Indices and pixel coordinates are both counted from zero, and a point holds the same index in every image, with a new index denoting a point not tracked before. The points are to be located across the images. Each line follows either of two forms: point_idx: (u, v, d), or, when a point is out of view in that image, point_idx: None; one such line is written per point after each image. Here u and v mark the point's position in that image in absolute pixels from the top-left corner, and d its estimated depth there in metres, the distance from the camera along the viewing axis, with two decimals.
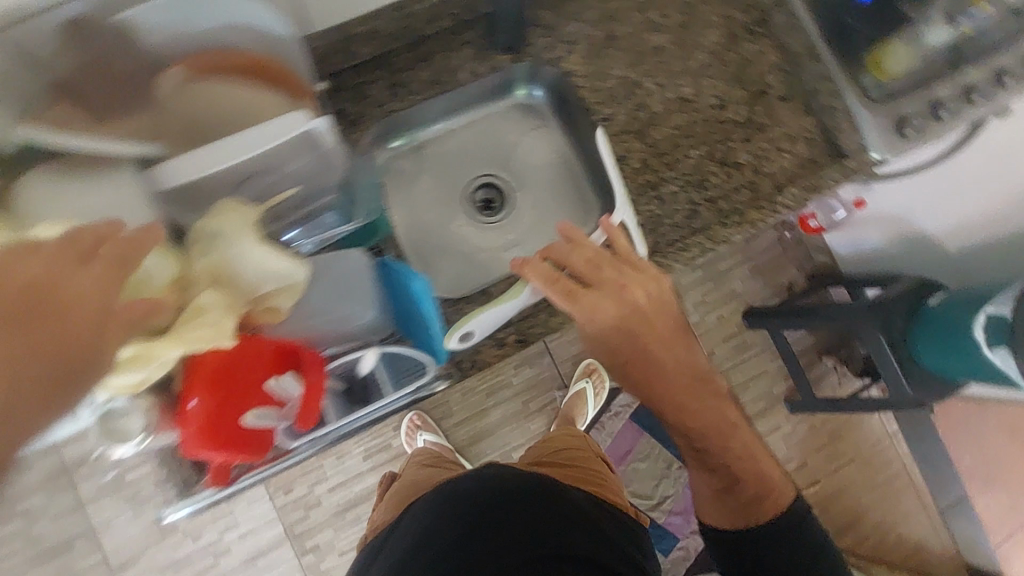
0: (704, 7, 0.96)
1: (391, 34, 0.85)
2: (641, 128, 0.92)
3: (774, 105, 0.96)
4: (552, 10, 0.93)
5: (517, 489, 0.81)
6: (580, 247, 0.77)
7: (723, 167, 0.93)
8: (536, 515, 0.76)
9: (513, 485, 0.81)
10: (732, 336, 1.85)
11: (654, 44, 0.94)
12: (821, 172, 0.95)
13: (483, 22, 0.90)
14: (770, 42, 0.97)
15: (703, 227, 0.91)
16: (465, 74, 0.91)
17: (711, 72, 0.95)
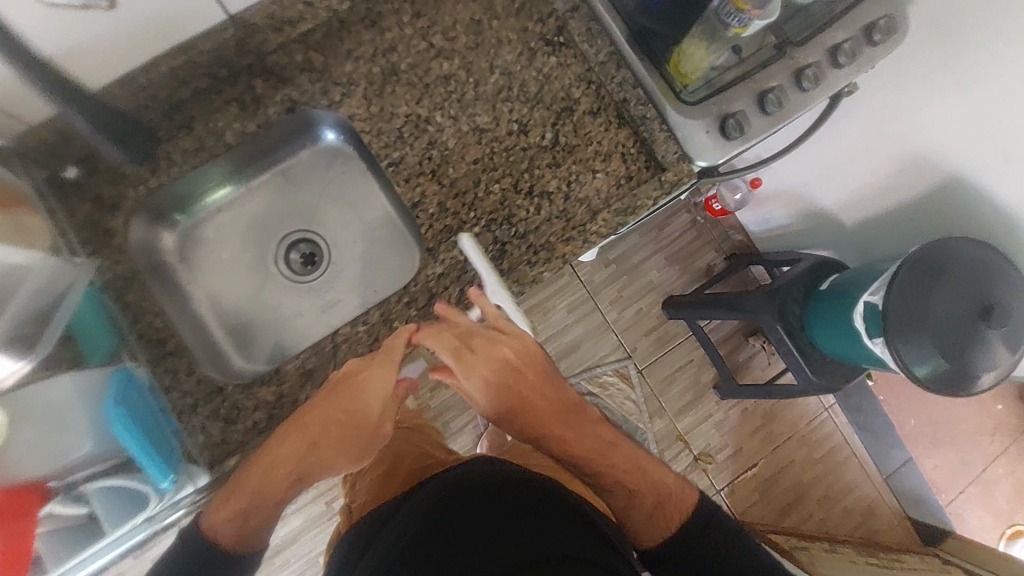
0: (493, 23, 0.88)
1: (135, 108, 0.78)
2: (434, 168, 0.85)
3: (582, 121, 0.88)
4: (322, 51, 0.85)
5: (479, 487, 0.68)
6: (391, 353, 0.76)
7: (531, 199, 0.86)
8: (503, 516, 0.64)
9: (473, 484, 0.69)
10: (654, 329, 1.78)
11: (440, 73, 0.86)
12: (639, 189, 0.87)
13: (244, 77, 0.83)
14: (571, 54, 0.89)
15: (510, 268, 0.84)
16: (234, 134, 0.83)
17: (508, 96, 0.87)
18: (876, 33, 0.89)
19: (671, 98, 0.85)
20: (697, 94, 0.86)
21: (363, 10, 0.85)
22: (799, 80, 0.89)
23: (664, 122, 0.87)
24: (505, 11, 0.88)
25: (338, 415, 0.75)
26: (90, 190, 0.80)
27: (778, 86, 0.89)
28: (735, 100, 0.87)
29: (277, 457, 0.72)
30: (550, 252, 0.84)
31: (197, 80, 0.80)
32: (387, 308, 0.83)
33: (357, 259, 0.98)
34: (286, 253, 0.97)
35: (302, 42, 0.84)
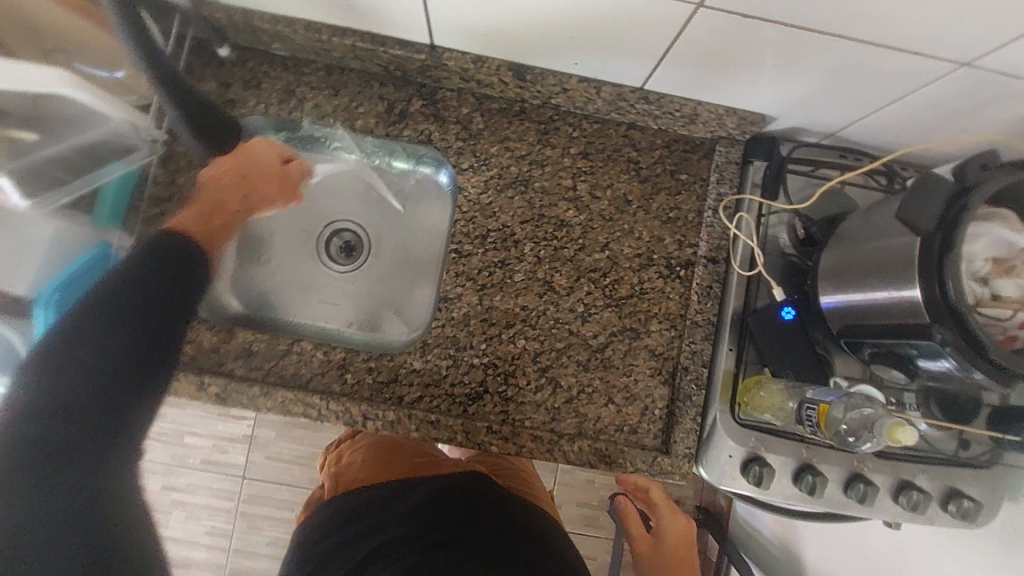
0: (639, 213, 0.84)
1: (305, 47, 0.80)
2: (485, 285, 0.83)
3: (637, 352, 0.83)
4: (486, 119, 0.84)
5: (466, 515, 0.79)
6: (647, 220, 0.84)
7: (538, 376, 0.82)
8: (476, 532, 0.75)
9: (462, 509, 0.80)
10: (589, 505, 1.55)
11: (559, 214, 0.83)
12: (634, 451, 0.80)
13: (411, 90, 0.83)
14: (679, 290, 0.83)
15: (471, 416, 0.80)
16: (363, 125, 0.83)
17: (596, 279, 0.83)
18: (953, 505, 0.79)
19: (725, 396, 0.79)
20: (754, 419, 0.78)
21: (547, 115, 0.84)
22: (848, 486, 0.79)
23: (702, 417, 0.81)
24: (656, 212, 0.83)
25: (229, 170, 0.73)
26: (223, 75, 0.82)
27: (827, 474, 0.80)
28: (774, 453, 0.78)
29: (609, 245, 0.83)
30: (512, 433, 0.80)
31: (372, 65, 0.82)
32: (353, 356, 0.82)
33: (378, 291, 0.93)
34: (330, 236, 0.95)
35: (479, 101, 0.84)
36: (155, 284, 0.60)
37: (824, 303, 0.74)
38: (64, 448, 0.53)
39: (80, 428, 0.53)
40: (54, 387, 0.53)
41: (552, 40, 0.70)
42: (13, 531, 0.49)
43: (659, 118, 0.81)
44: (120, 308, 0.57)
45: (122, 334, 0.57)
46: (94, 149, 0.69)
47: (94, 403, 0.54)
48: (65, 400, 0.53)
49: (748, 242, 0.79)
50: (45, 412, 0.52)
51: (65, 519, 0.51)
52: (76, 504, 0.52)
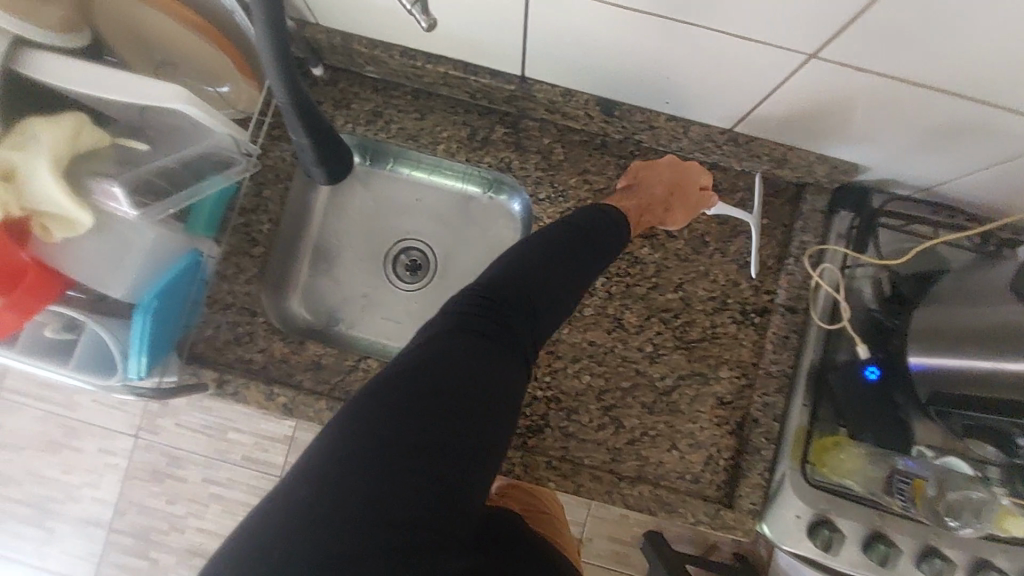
0: (716, 255, 0.82)
1: (396, 71, 0.81)
2: (554, 317, 0.82)
3: (705, 398, 0.80)
4: (567, 151, 0.83)
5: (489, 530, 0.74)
6: (724, 263, 0.82)
7: (601, 415, 0.80)
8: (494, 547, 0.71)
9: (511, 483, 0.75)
10: (622, 541, 1.51)
11: (634, 251, 0.82)
12: (694, 500, 0.78)
13: (494, 118, 0.84)
14: (752, 337, 0.80)
15: (530, 449, 0.79)
16: (444, 149, 0.84)
17: (668, 319, 0.81)
18: None
19: (796, 454, 0.76)
20: (823, 482, 0.76)
21: (629, 150, 0.83)
22: (922, 560, 0.75)
23: (769, 472, 0.78)
24: (734, 255, 0.81)
25: (669, 179, 0.76)
26: (314, 93, 0.84)
27: (900, 545, 0.75)
28: (844, 516, 0.75)
29: (682, 285, 0.82)
30: (572, 470, 0.79)
31: (460, 92, 0.83)
32: None
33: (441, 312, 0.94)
34: (397, 254, 0.95)
35: (561, 132, 0.84)
36: (545, 262, 0.65)
37: (912, 365, 0.69)
38: (354, 503, 0.47)
39: (370, 505, 0.47)
40: (350, 441, 0.50)
41: (649, 79, 0.70)
42: (292, 543, 0.45)
43: (746, 161, 0.79)
44: (440, 370, 0.55)
45: (465, 361, 0.56)
46: (196, 164, 0.71)
47: (417, 419, 0.52)
48: (349, 483, 0.48)
49: (830, 292, 0.76)
50: (314, 489, 0.47)
51: (375, 527, 0.47)
52: (377, 535, 0.47)
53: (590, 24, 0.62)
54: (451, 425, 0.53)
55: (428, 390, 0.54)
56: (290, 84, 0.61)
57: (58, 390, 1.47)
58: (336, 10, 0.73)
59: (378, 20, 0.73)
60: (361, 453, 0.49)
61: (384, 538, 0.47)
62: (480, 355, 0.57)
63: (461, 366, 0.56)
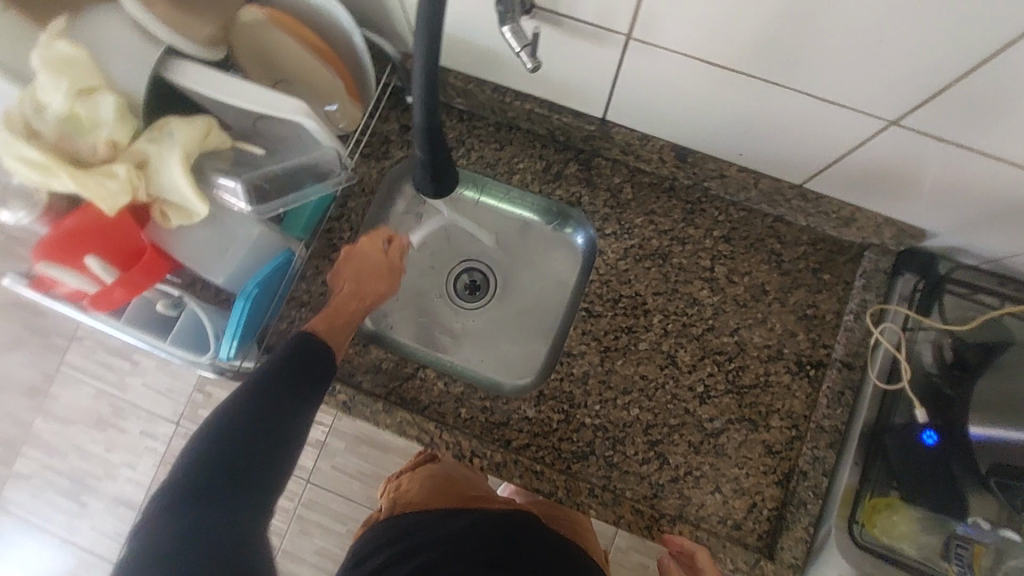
0: (774, 304, 0.83)
1: (484, 104, 0.88)
2: (609, 348, 0.84)
3: (754, 445, 0.81)
4: (636, 191, 0.88)
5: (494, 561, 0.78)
6: (782, 313, 0.83)
7: (646, 449, 0.81)
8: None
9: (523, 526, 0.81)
10: None
11: (692, 292, 0.85)
12: (733, 547, 0.77)
13: (570, 154, 0.89)
14: (806, 389, 0.81)
15: (574, 474, 0.81)
16: (519, 179, 0.90)
17: (721, 362, 0.83)
18: None
19: (844, 512, 0.75)
20: (875, 544, 0.74)
21: (695, 196, 0.87)
22: None
23: (815, 528, 0.77)
24: (792, 306, 0.83)
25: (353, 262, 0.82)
26: (406, 118, 0.92)
27: None
28: None
29: (739, 331, 0.83)
30: (613, 500, 0.79)
31: (540, 128, 0.89)
32: (471, 392, 0.85)
33: (496, 333, 0.97)
34: (460, 273, 1.00)
35: (630, 173, 0.88)
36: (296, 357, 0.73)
37: (973, 435, 0.71)
38: (203, 512, 0.61)
39: (188, 529, 0.60)
40: (196, 477, 0.63)
41: (725, 131, 0.74)
42: (167, 539, 0.59)
43: (812, 216, 0.81)
44: (292, 360, 0.73)
45: (310, 344, 0.74)
46: (300, 174, 0.78)
47: (274, 422, 0.68)
48: (207, 480, 0.63)
49: (890, 350, 0.78)
50: (196, 495, 0.62)
51: (197, 518, 0.61)
52: (225, 537, 0.61)
53: (678, 75, 0.67)
54: (281, 439, 0.69)
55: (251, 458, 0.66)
56: (431, 86, 0.55)
57: (115, 368, 1.55)
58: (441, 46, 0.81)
59: (477, 58, 0.80)
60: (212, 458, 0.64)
61: (227, 561, 0.60)
62: (315, 354, 0.74)
63: (290, 357, 0.73)
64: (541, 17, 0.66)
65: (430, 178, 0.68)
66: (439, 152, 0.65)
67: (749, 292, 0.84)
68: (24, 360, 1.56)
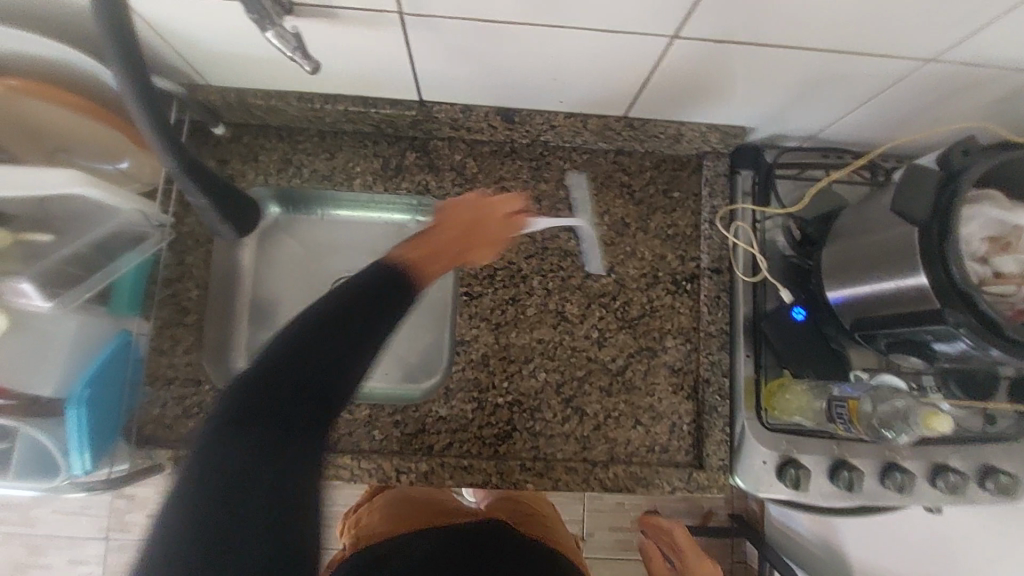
0: (639, 234, 0.85)
1: (296, 117, 0.82)
2: (500, 324, 0.84)
3: (658, 370, 0.83)
4: (481, 164, 0.86)
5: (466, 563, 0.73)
6: (648, 239, 0.85)
7: (563, 407, 0.82)
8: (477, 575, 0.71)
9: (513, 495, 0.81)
10: (622, 529, 1.51)
11: (562, 245, 0.85)
12: (666, 471, 0.81)
13: (404, 143, 0.86)
14: (687, 304, 0.84)
15: (503, 456, 0.81)
16: (360, 183, 0.85)
17: (607, 303, 0.84)
18: (991, 482, 0.80)
19: (750, 403, 0.81)
20: (780, 423, 0.80)
21: (538, 152, 0.86)
22: (884, 477, 0.79)
23: (730, 426, 0.81)
24: (655, 231, 0.85)
25: None
26: (220, 153, 0.84)
27: (861, 467, 0.80)
28: (805, 452, 0.80)
29: (614, 268, 0.85)
30: (546, 467, 0.80)
31: (365, 126, 0.84)
32: (379, 412, 0.82)
33: None
34: None
35: (470, 146, 0.86)
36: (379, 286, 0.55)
37: (833, 299, 0.76)
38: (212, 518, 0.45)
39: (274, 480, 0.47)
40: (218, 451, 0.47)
41: (540, 81, 0.73)
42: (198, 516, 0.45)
43: (648, 141, 0.84)
44: (307, 368, 0.51)
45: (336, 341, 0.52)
46: (108, 245, 0.70)
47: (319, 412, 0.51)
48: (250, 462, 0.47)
49: (747, 248, 0.82)
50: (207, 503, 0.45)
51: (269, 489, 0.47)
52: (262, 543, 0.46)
53: (468, 39, 0.65)
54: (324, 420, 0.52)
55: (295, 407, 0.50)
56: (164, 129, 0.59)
57: (8, 508, 1.37)
58: (226, 68, 0.74)
59: (267, 70, 0.74)
60: (249, 446, 0.48)
61: None
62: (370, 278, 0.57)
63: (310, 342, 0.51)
64: (306, 14, 0.61)
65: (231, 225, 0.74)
66: (224, 195, 0.70)
67: (612, 229, 0.85)
68: None
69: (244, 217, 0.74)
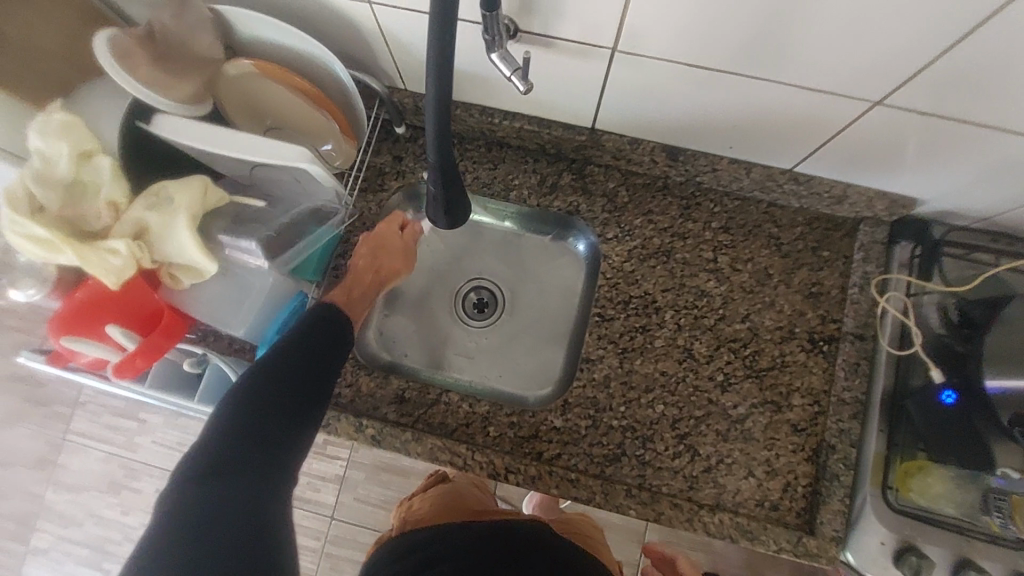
0: (781, 286, 0.85)
1: (471, 127, 0.90)
2: (627, 350, 0.86)
3: (780, 425, 0.82)
4: (631, 194, 0.89)
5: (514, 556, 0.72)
6: (790, 293, 0.85)
7: (676, 443, 0.83)
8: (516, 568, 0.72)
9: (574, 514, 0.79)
10: None
11: (700, 284, 0.87)
12: (776, 529, 0.79)
13: (562, 164, 0.91)
14: (821, 365, 0.83)
15: (610, 477, 0.82)
16: (515, 194, 0.91)
17: (737, 349, 0.85)
18: None
19: (876, 479, 0.78)
20: (907, 505, 0.77)
21: (690, 191, 0.89)
22: None
23: (849, 498, 0.79)
24: (798, 286, 0.85)
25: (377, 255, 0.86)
26: (397, 149, 0.93)
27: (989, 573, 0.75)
28: (929, 543, 0.76)
29: (750, 316, 0.85)
30: (652, 498, 0.81)
31: (530, 143, 0.90)
32: (497, 410, 0.86)
33: (510, 349, 0.97)
34: (467, 291, 1.01)
35: (623, 176, 0.90)
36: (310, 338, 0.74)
37: (990, 389, 0.71)
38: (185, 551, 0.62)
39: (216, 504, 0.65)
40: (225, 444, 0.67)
41: (714, 125, 0.76)
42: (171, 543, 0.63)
43: (805, 197, 0.85)
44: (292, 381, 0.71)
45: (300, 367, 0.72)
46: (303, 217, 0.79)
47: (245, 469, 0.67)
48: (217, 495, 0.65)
49: (898, 317, 0.81)
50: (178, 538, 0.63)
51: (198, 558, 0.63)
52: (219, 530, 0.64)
53: (663, 77, 0.69)
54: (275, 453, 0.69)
55: (263, 458, 0.68)
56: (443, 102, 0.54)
57: (122, 430, 1.52)
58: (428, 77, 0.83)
59: (463, 83, 0.82)
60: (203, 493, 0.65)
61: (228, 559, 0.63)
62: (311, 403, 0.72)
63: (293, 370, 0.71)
64: (525, 39, 0.67)
65: (441, 210, 0.68)
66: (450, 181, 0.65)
67: (753, 276, 0.86)
68: (29, 433, 1.53)
69: (455, 208, 0.70)
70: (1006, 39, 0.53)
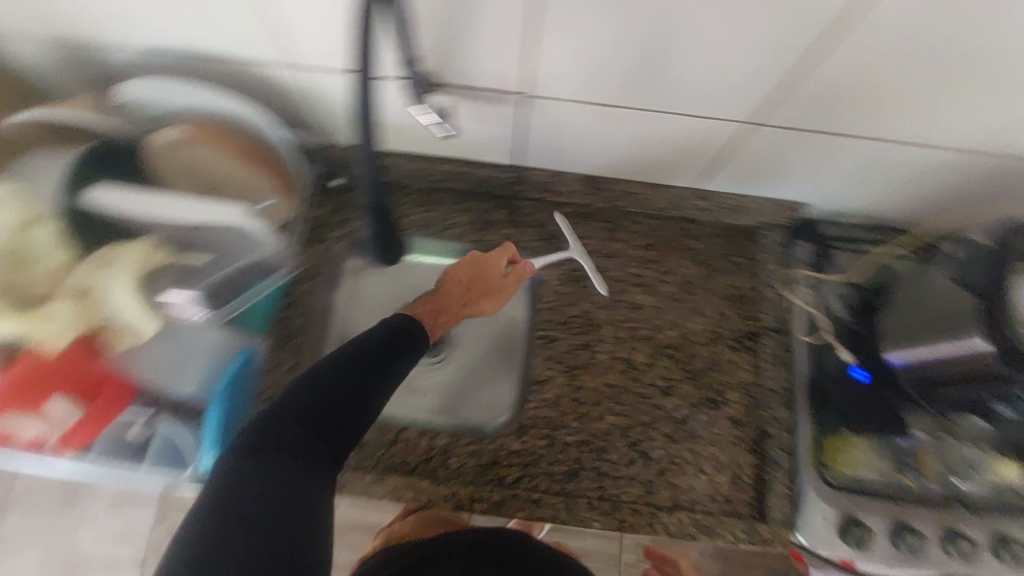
0: (704, 292, 0.93)
1: (405, 174, 0.95)
2: (573, 368, 0.91)
3: (721, 420, 0.88)
4: (561, 222, 0.96)
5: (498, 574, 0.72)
6: (711, 299, 0.93)
7: (630, 451, 0.87)
8: None
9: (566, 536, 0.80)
10: None
11: (632, 298, 0.94)
12: (730, 521, 0.83)
13: (494, 200, 0.98)
14: (749, 361, 0.91)
15: (571, 492, 0.84)
16: (453, 232, 0.96)
17: (674, 354, 0.91)
18: None
19: (811, 458, 0.85)
20: (837, 478, 0.83)
21: (612, 215, 0.97)
22: (947, 543, 0.81)
23: (791, 481, 0.85)
24: (718, 290, 0.93)
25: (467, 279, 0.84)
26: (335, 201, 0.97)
27: (923, 531, 0.81)
28: (866, 511, 0.82)
29: (680, 323, 0.92)
30: (613, 507, 0.84)
31: (463, 184, 0.96)
32: (456, 441, 0.87)
33: (464, 382, 1.00)
34: None
35: (552, 207, 0.97)
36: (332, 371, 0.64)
37: (894, 362, 0.78)
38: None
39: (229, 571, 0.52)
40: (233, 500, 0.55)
41: (623, 152, 0.85)
42: None
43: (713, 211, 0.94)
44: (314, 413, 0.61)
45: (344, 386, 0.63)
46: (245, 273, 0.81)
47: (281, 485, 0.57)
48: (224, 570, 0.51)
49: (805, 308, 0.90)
50: None
51: None
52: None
53: (569, 114, 0.77)
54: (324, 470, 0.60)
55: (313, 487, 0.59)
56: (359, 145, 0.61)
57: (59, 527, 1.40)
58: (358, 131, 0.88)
59: (392, 134, 0.88)
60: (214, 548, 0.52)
61: None
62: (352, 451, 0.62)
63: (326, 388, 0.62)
64: (444, 89, 0.74)
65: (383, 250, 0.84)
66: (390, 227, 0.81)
67: (678, 286, 0.94)
68: None
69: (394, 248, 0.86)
70: (836, 61, 0.64)
